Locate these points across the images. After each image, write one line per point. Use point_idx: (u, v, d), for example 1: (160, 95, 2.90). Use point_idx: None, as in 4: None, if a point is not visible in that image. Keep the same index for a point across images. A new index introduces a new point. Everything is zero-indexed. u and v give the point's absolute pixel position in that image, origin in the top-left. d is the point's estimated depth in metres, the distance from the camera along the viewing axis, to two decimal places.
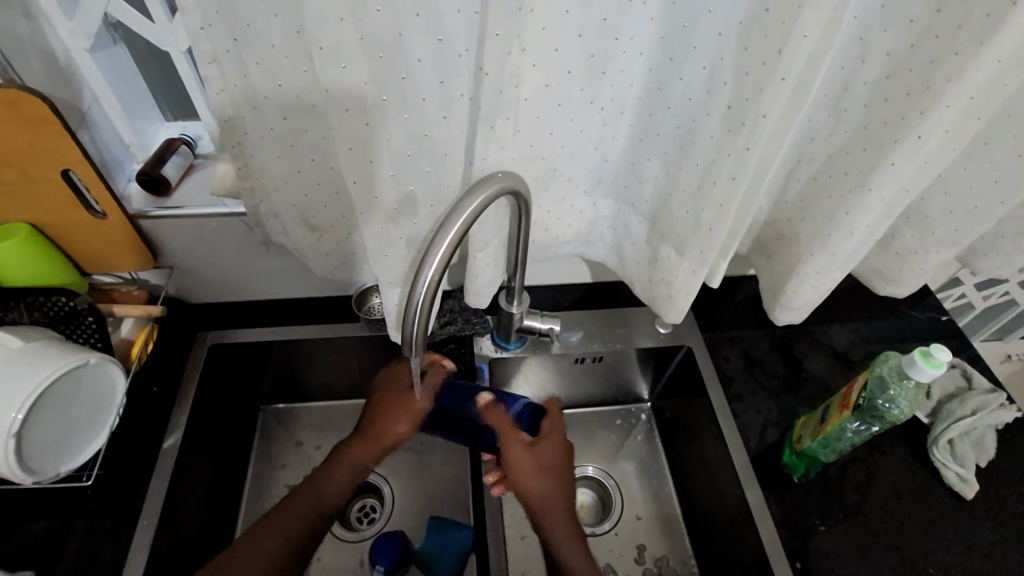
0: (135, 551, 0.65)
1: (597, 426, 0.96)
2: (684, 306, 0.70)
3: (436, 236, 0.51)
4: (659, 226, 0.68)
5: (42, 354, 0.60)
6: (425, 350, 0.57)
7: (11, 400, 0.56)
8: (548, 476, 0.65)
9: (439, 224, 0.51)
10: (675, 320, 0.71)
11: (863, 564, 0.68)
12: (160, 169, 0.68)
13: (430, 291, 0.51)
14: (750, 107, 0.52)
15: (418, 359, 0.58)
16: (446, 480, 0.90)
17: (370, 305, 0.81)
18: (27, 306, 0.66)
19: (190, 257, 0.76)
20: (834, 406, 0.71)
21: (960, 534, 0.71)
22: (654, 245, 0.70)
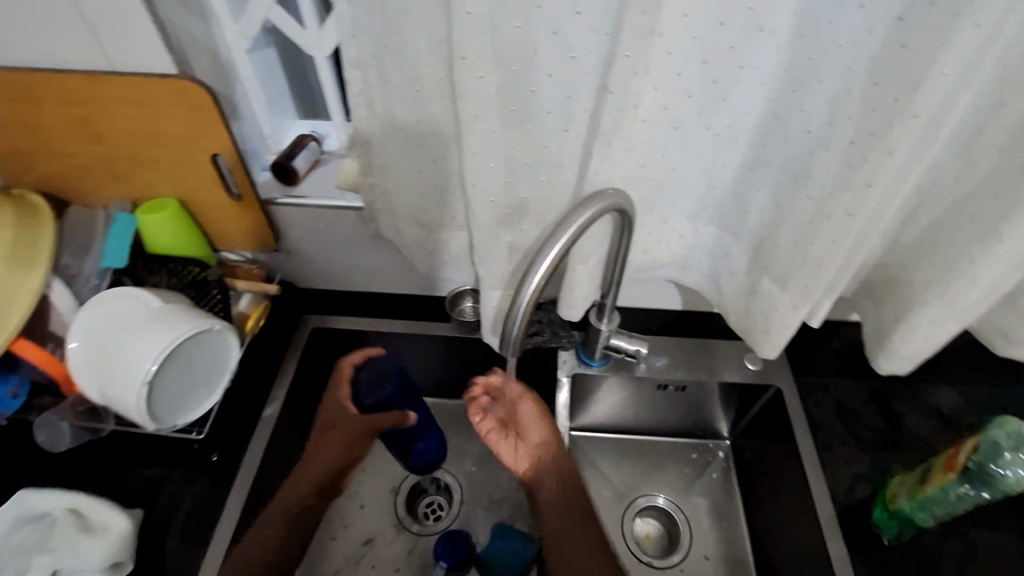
0: (229, 507, 0.71)
1: (671, 456, 0.94)
2: (782, 341, 0.68)
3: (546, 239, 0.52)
4: (762, 256, 0.67)
5: (175, 315, 0.66)
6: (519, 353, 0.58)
7: (147, 353, 0.63)
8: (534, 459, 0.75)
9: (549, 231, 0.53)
10: (771, 355, 0.69)
11: None
12: (291, 160, 0.75)
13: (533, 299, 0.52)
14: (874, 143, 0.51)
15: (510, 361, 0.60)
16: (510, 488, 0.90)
17: (463, 308, 0.84)
18: (168, 272, 0.74)
19: (308, 244, 0.83)
20: (937, 465, 0.66)
21: None
22: (754, 276, 0.69)
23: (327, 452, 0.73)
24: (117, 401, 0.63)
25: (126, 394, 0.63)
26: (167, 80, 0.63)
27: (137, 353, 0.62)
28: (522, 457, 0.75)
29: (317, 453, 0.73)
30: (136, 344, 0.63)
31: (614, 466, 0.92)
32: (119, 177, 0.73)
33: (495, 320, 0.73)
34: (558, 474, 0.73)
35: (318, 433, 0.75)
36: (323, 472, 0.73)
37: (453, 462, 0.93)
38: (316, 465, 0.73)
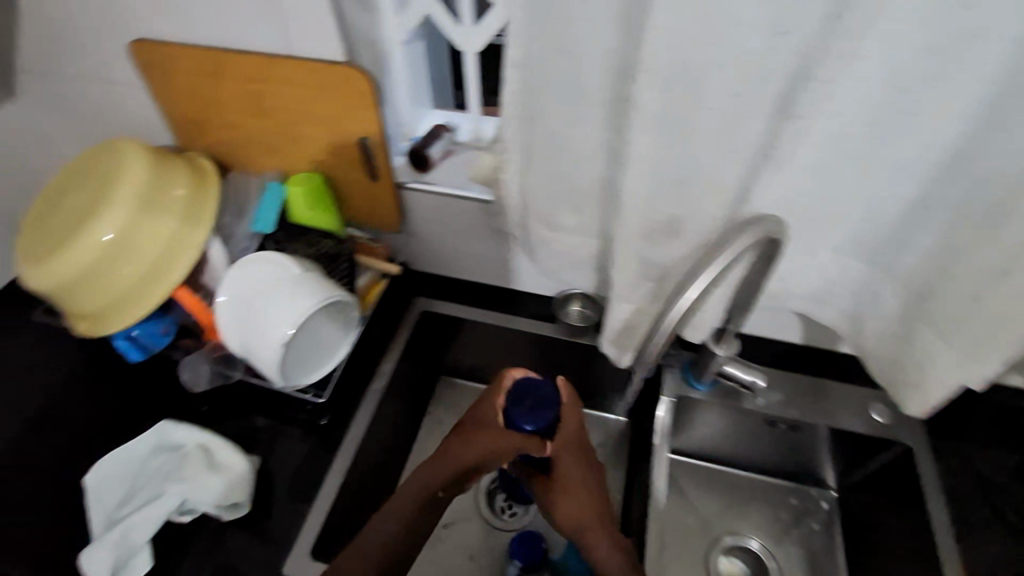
0: (333, 470, 0.74)
1: (766, 497, 0.88)
2: (932, 400, 0.61)
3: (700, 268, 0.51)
4: (919, 303, 0.60)
5: (312, 283, 0.71)
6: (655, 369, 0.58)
7: (286, 317, 0.68)
8: (572, 508, 0.67)
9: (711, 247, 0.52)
10: (916, 413, 0.62)
11: None
12: (427, 149, 0.78)
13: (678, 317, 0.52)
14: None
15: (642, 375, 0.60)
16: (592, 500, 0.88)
17: (569, 311, 0.84)
18: (306, 241, 0.79)
19: (430, 229, 0.86)
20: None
21: None
22: (903, 322, 0.62)
23: (469, 454, 0.65)
24: (255, 356, 0.69)
25: (263, 351, 0.68)
26: (337, 68, 0.68)
27: (276, 315, 0.68)
28: (562, 515, 0.67)
29: (459, 450, 0.66)
30: (277, 307, 0.69)
31: (703, 498, 0.88)
32: (274, 149, 0.79)
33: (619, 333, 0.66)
34: (602, 518, 0.67)
35: (459, 431, 0.68)
36: (456, 474, 0.67)
37: None
38: (452, 459, 0.66)
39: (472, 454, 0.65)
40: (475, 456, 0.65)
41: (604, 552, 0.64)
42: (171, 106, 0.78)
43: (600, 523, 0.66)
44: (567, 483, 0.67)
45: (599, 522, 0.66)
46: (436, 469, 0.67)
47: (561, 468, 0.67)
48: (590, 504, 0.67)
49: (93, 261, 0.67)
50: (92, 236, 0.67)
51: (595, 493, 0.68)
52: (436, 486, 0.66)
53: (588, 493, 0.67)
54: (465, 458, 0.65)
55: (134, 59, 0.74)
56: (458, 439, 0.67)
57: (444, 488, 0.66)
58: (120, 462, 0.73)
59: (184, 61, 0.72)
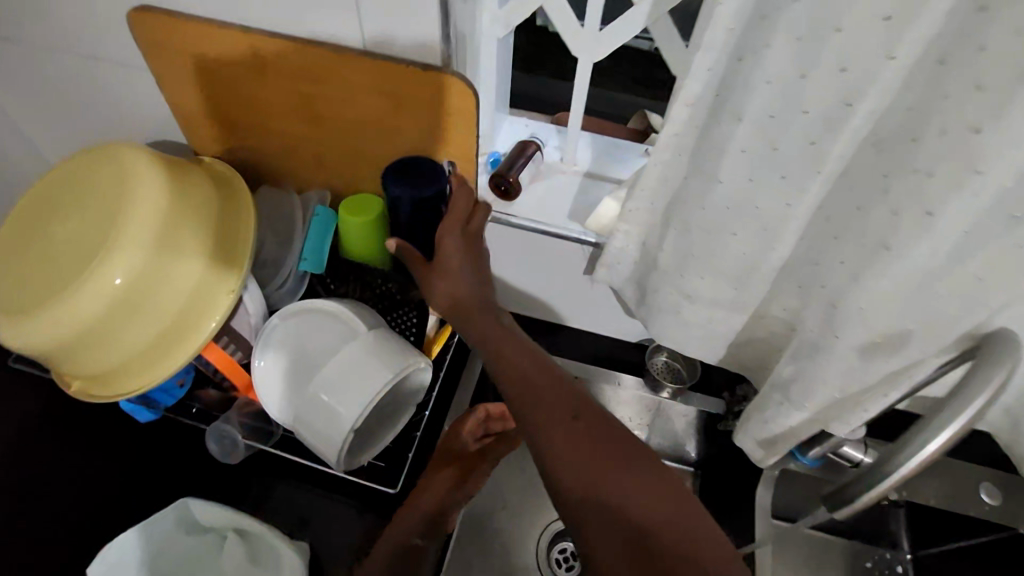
0: None
1: (840, 560, 0.81)
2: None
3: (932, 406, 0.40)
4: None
5: (385, 349, 0.57)
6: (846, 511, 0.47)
7: (357, 398, 0.54)
8: (481, 336, 0.53)
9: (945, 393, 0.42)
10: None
11: None
12: (511, 172, 0.63)
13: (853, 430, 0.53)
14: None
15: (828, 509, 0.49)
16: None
17: (656, 363, 0.73)
18: (361, 282, 0.65)
19: (501, 264, 0.71)
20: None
21: None
22: None
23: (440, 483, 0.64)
24: (313, 440, 0.56)
25: (326, 437, 0.55)
26: (428, 73, 0.52)
27: (344, 396, 0.54)
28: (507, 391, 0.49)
29: (432, 479, 0.64)
30: (345, 383, 0.55)
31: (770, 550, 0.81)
32: (322, 160, 0.63)
33: (769, 432, 0.59)
34: (547, 386, 0.48)
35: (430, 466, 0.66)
36: (430, 504, 0.62)
37: None
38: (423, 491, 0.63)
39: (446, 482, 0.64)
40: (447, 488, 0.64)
41: (576, 434, 0.45)
42: (189, 94, 0.60)
43: (549, 372, 0.49)
44: (532, 395, 0.48)
45: (550, 373, 0.49)
46: (416, 504, 0.62)
47: (466, 325, 0.54)
48: (527, 361, 0.50)
49: (101, 312, 0.51)
50: (97, 282, 0.50)
51: (524, 361, 0.50)
52: (414, 525, 0.61)
53: (517, 344, 0.52)
54: (433, 485, 0.63)
55: (134, 32, 0.55)
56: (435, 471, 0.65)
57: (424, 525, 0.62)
58: (128, 549, 0.58)
59: (215, 42, 0.54)
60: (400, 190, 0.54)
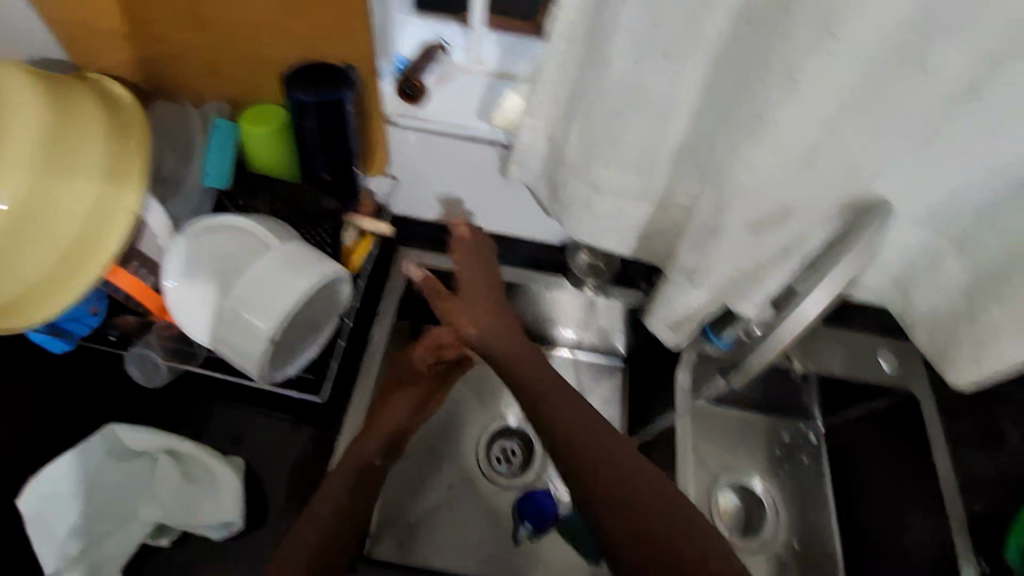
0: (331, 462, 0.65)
1: (757, 436, 0.89)
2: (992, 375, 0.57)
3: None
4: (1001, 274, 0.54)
5: (297, 261, 0.57)
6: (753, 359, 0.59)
7: (273, 308, 0.55)
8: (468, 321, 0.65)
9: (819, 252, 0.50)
10: (963, 390, 0.59)
11: None
12: (418, 75, 0.63)
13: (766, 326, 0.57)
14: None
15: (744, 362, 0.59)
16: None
17: (577, 260, 0.76)
18: (269, 195, 0.63)
19: (417, 171, 0.71)
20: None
21: None
22: None
23: (399, 407, 0.67)
24: (235, 353, 0.56)
25: (245, 349, 0.55)
26: None
27: (258, 308, 0.55)
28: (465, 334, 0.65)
29: (394, 405, 0.67)
30: (258, 296, 0.55)
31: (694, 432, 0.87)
32: (218, 70, 0.60)
33: (676, 316, 0.61)
34: (501, 325, 0.65)
35: (388, 392, 0.70)
36: (393, 425, 0.65)
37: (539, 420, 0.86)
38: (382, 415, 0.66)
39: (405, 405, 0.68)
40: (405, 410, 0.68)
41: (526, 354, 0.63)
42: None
43: (502, 319, 0.65)
44: (523, 356, 0.63)
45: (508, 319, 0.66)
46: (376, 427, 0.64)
47: (446, 306, 0.66)
48: (501, 321, 0.65)
49: None
50: None
51: (489, 323, 0.64)
52: (379, 444, 0.64)
53: (475, 304, 0.66)
54: (392, 413, 0.66)
55: None
56: (394, 396, 0.69)
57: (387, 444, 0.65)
58: (52, 487, 0.57)
59: None
60: (303, 94, 0.54)
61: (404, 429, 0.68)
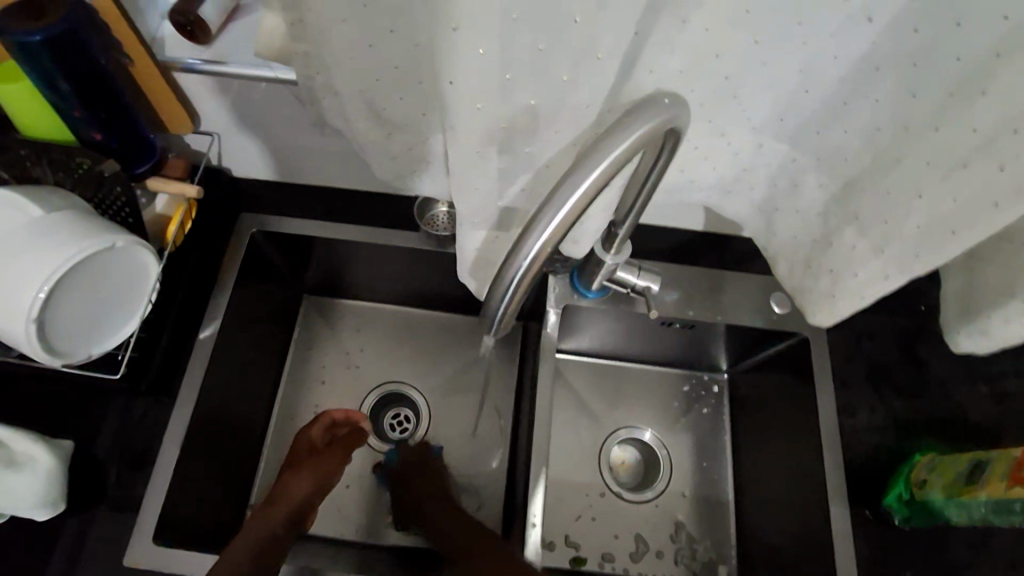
0: (168, 441, 0.64)
1: (659, 391, 0.85)
2: (841, 309, 0.55)
3: (557, 192, 0.41)
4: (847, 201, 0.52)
5: (62, 230, 0.53)
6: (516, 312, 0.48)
7: (32, 275, 0.51)
8: (309, 484, 0.67)
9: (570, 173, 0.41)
10: (822, 324, 0.57)
11: None
12: (192, 9, 0.53)
13: (535, 265, 0.43)
14: (1008, 72, 0.38)
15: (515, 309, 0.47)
16: (480, 421, 0.80)
17: (434, 215, 0.69)
18: (50, 164, 0.56)
19: (236, 125, 0.64)
20: (998, 466, 0.57)
21: None
22: (836, 225, 0.53)
23: (308, 492, 0.66)
24: (3, 334, 0.53)
25: (11, 324, 0.52)
26: None
27: (17, 277, 0.51)
28: (300, 484, 0.66)
29: (301, 486, 0.66)
30: (15, 264, 0.51)
31: (590, 386, 0.84)
32: None
33: (481, 259, 0.57)
34: (320, 474, 0.68)
35: (293, 472, 0.68)
36: (299, 496, 0.65)
37: (421, 379, 0.82)
38: (296, 500, 0.65)
39: (313, 492, 0.67)
40: (310, 494, 0.67)
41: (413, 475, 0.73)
42: None
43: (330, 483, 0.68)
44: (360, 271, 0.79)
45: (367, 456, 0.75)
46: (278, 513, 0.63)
47: (282, 487, 0.66)
48: (314, 477, 0.67)
49: None
50: None
51: (321, 481, 0.67)
52: (276, 527, 0.62)
53: (303, 482, 0.67)
54: (304, 496, 0.66)
55: None
56: (308, 481, 0.67)
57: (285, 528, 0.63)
58: None
59: None
60: (24, 34, 0.47)
61: (305, 508, 0.66)
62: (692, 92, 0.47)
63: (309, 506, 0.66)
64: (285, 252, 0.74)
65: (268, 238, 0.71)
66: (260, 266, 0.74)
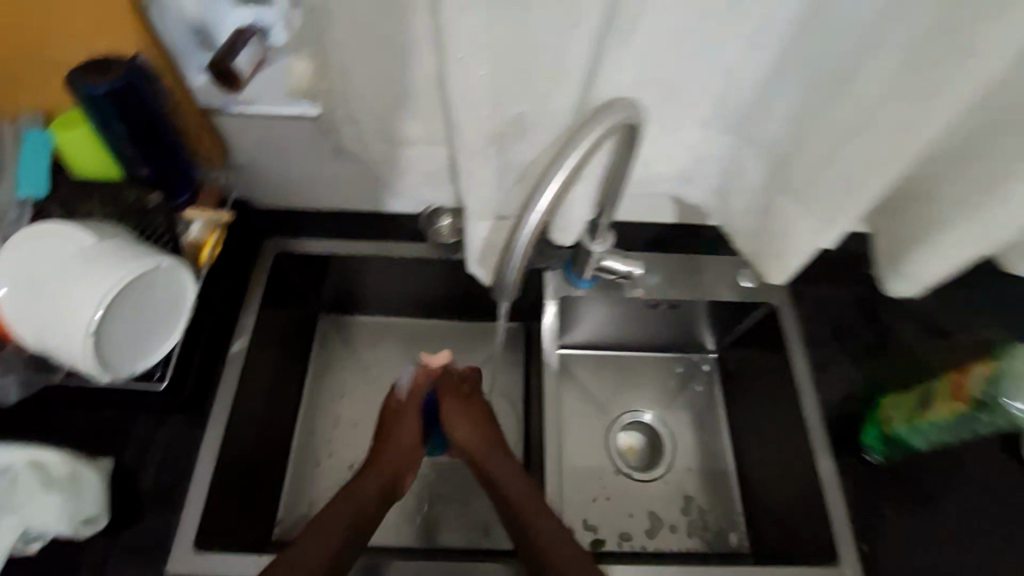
0: (204, 452, 0.68)
1: (655, 372, 0.92)
2: (795, 267, 0.63)
3: (549, 167, 0.46)
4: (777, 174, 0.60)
5: (112, 256, 0.58)
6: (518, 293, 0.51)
7: (88, 299, 0.56)
8: (404, 446, 0.71)
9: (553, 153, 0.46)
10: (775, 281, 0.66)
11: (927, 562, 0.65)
12: (233, 58, 0.59)
13: (538, 227, 0.46)
14: None
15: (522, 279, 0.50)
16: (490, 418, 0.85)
17: (438, 227, 0.75)
18: (100, 199, 0.63)
19: (259, 156, 0.73)
20: (942, 391, 0.63)
21: None
22: (769, 194, 0.62)
23: (405, 449, 0.71)
24: (60, 353, 0.58)
25: (70, 345, 0.56)
26: None
27: (76, 300, 0.56)
28: (397, 448, 0.71)
29: (397, 444, 0.71)
30: (73, 290, 0.56)
31: (593, 376, 0.91)
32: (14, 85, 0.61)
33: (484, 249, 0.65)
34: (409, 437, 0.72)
35: (386, 433, 0.72)
36: (393, 458, 0.70)
37: None
38: (393, 457, 0.70)
39: (410, 451, 0.71)
40: (406, 451, 0.71)
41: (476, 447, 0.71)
42: None
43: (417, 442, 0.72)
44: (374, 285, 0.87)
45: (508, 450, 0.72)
46: (381, 471, 0.69)
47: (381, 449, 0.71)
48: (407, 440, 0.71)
49: None
50: None
51: (411, 442, 0.72)
52: (378, 487, 0.67)
53: (400, 444, 0.71)
54: (398, 453, 0.71)
55: None
56: (400, 440, 0.71)
57: (384, 484, 0.68)
58: None
59: None
60: (91, 87, 0.55)
61: (405, 466, 0.71)
62: (654, 91, 0.56)
63: (409, 463, 0.71)
64: (304, 271, 0.83)
65: (288, 258, 0.80)
66: (283, 284, 0.82)
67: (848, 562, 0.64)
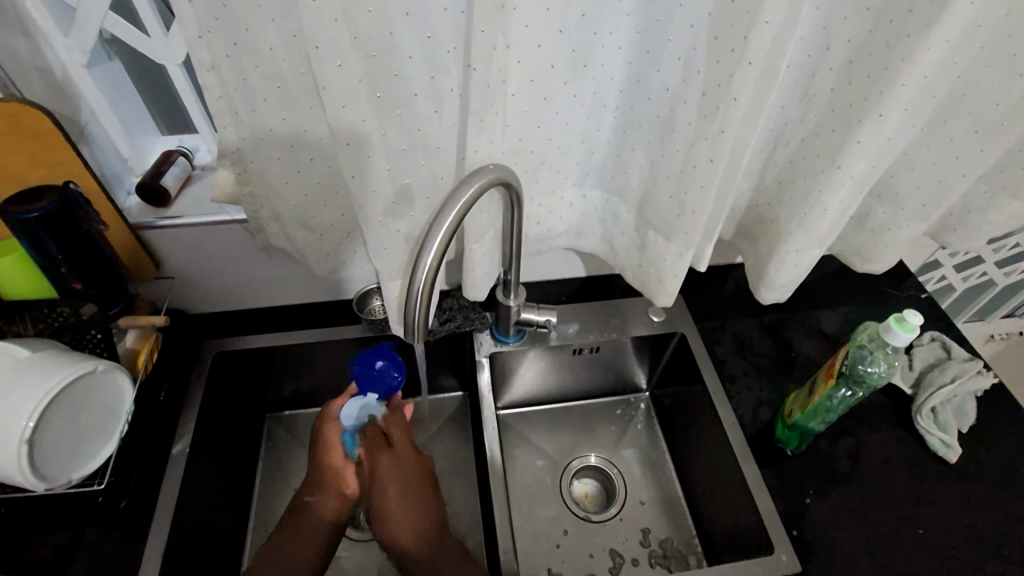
0: (146, 559, 0.66)
1: (597, 419, 0.98)
2: (673, 289, 0.75)
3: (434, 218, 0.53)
4: (645, 211, 0.73)
5: (46, 364, 0.60)
6: (426, 335, 0.59)
7: (21, 409, 0.57)
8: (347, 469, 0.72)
9: (434, 217, 0.53)
10: (666, 303, 0.76)
11: (851, 538, 0.71)
12: (159, 180, 0.71)
13: (432, 272, 0.53)
14: None
15: (429, 319, 0.58)
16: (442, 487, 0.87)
17: (371, 307, 0.85)
18: (32, 318, 0.66)
19: (194, 266, 0.79)
20: (819, 379, 0.76)
21: (940, 489, 0.76)
22: (641, 231, 0.75)
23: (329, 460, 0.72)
24: None
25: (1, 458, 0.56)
26: None
27: (6, 411, 0.56)
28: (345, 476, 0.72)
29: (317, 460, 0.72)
30: (3, 401, 0.57)
31: (540, 432, 0.96)
32: None
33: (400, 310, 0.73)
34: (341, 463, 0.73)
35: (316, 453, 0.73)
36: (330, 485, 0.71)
37: None
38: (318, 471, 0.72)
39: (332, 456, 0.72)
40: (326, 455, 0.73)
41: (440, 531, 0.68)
42: None
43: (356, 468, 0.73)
44: (317, 376, 0.92)
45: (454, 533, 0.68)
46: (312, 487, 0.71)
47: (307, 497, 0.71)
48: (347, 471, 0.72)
49: None
50: None
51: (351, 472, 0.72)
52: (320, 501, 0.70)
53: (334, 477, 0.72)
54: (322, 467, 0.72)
55: None
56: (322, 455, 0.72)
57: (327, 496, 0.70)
58: None
59: None
60: (23, 212, 0.59)
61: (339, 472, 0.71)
62: (531, 157, 0.68)
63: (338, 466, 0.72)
64: (247, 368, 0.87)
65: (223, 357, 0.83)
66: (226, 384, 0.85)
67: (785, 551, 0.70)
